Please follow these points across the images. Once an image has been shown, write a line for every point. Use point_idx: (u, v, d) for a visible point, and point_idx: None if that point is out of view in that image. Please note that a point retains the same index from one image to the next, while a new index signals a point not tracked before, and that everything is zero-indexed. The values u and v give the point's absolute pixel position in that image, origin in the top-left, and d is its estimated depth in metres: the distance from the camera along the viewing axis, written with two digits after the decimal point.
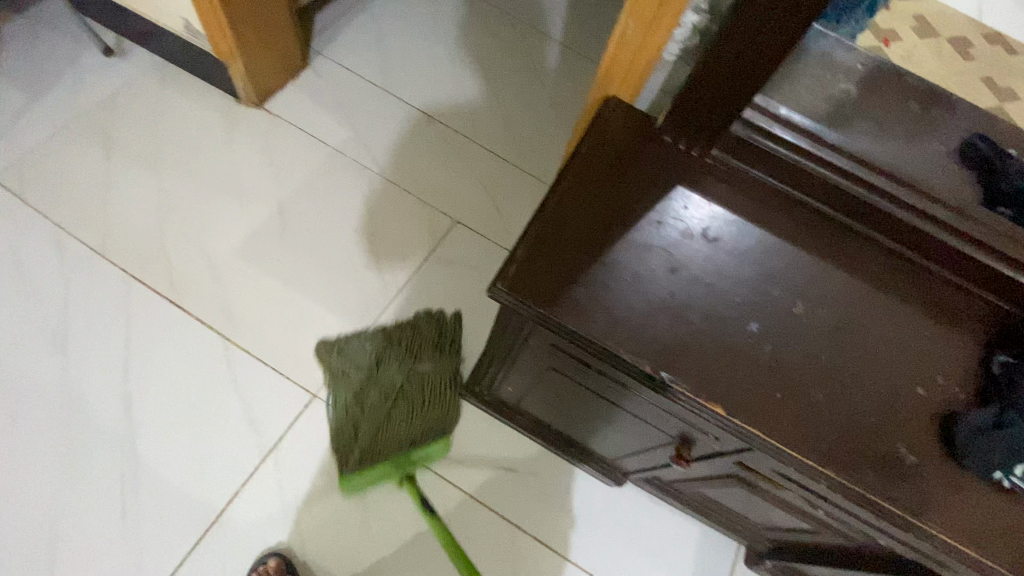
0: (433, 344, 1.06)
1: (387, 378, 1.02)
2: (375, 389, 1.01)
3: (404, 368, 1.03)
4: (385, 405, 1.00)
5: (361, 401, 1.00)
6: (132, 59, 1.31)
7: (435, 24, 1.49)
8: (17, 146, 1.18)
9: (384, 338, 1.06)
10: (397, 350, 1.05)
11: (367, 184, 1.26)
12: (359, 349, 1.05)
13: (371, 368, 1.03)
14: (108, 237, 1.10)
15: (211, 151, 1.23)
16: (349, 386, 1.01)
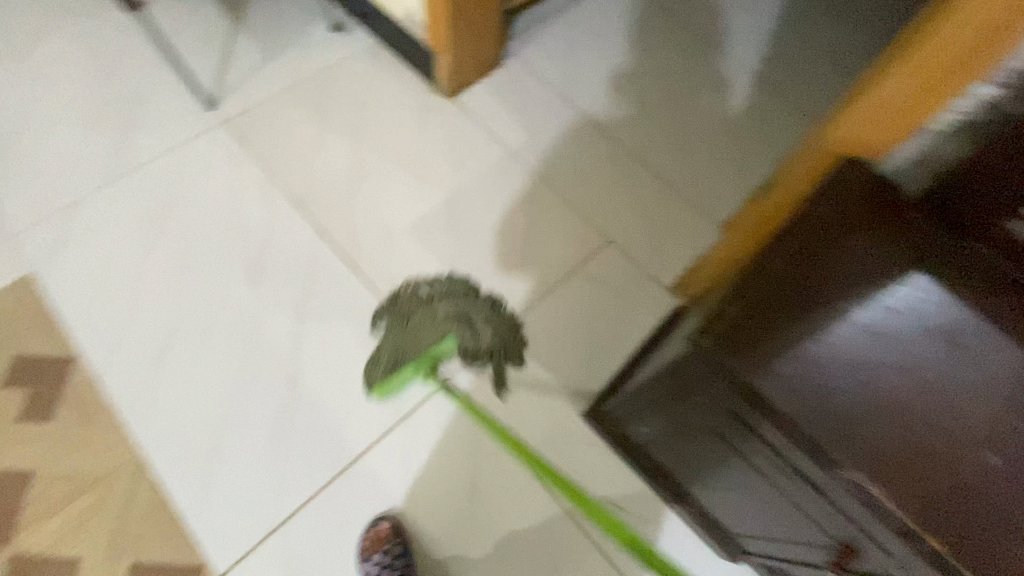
0: (480, 309, 1.14)
1: (439, 311, 1.12)
2: (427, 322, 1.11)
3: (453, 313, 1.13)
4: (430, 334, 1.10)
5: (412, 331, 1.10)
6: (354, 37, 1.45)
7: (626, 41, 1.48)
8: (249, 98, 1.34)
9: (451, 287, 1.15)
10: (465, 300, 1.14)
11: (533, 189, 1.29)
12: (426, 292, 1.14)
13: (429, 307, 1.13)
14: (308, 192, 1.23)
15: (402, 132, 1.33)
16: (407, 318, 1.11)
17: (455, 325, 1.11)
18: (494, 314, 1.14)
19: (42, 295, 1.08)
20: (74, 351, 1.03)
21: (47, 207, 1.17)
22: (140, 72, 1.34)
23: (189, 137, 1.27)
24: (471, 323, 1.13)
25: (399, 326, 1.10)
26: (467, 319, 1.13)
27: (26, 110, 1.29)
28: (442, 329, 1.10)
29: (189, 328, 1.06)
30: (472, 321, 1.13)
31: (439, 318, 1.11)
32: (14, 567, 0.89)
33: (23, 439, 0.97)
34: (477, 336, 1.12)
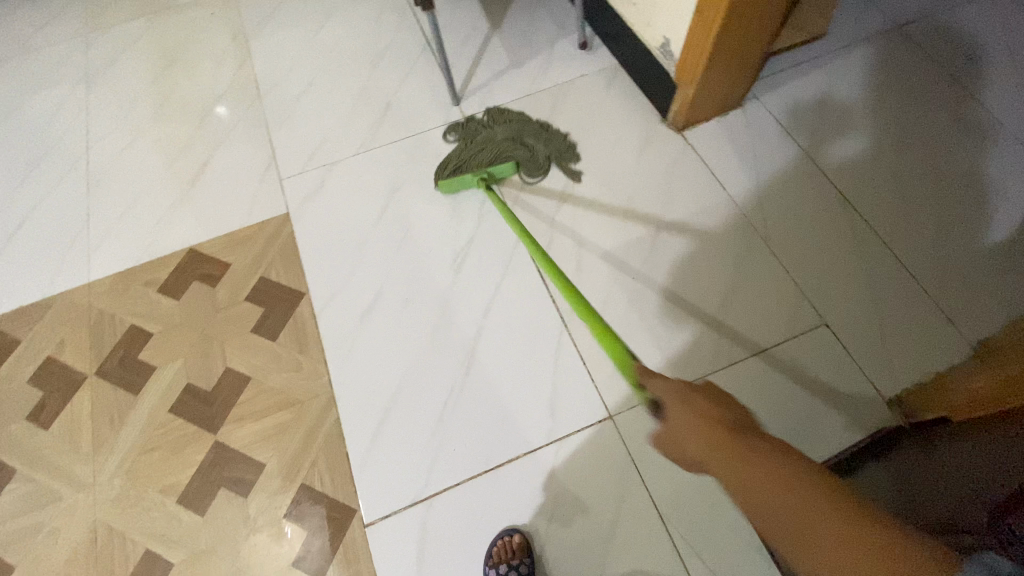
0: (536, 132, 1.36)
1: (496, 134, 1.35)
2: (485, 141, 1.35)
3: (511, 136, 1.35)
4: (491, 147, 1.32)
5: (475, 145, 1.34)
6: (596, 57, 1.48)
7: (887, 116, 1.33)
8: (489, 97, 1.44)
9: (510, 116, 1.39)
10: (512, 125, 1.37)
11: (745, 244, 1.20)
12: (488, 120, 1.39)
13: (489, 129, 1.37)
14: (521, 195, 1.29)
15: (620, 157, 1.33)
16: (470, 137, 1.36)
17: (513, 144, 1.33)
18: (556, 137, 1.35)
19: (292, 233, 1.27)
20: (305, 287, 1.20)
21: (310, 159, 1.38)
22: (406, 59, 1.52)
23: (432, 124, 1.40)
24: (524, 141, 1.34)
25: (463, 141, 1.36)
26: (523, 139, 1.35)
27: (315, 75, 1.52)
28: (499, 144, 1.33)
29: (395, 294, 1.18)
30: (524, 137, 1.35)
31: (493, 135, 1.35)
32: (217, 453, 1.05)
33: (251, 349, 1.14)
34: (529, 149, 1.33)
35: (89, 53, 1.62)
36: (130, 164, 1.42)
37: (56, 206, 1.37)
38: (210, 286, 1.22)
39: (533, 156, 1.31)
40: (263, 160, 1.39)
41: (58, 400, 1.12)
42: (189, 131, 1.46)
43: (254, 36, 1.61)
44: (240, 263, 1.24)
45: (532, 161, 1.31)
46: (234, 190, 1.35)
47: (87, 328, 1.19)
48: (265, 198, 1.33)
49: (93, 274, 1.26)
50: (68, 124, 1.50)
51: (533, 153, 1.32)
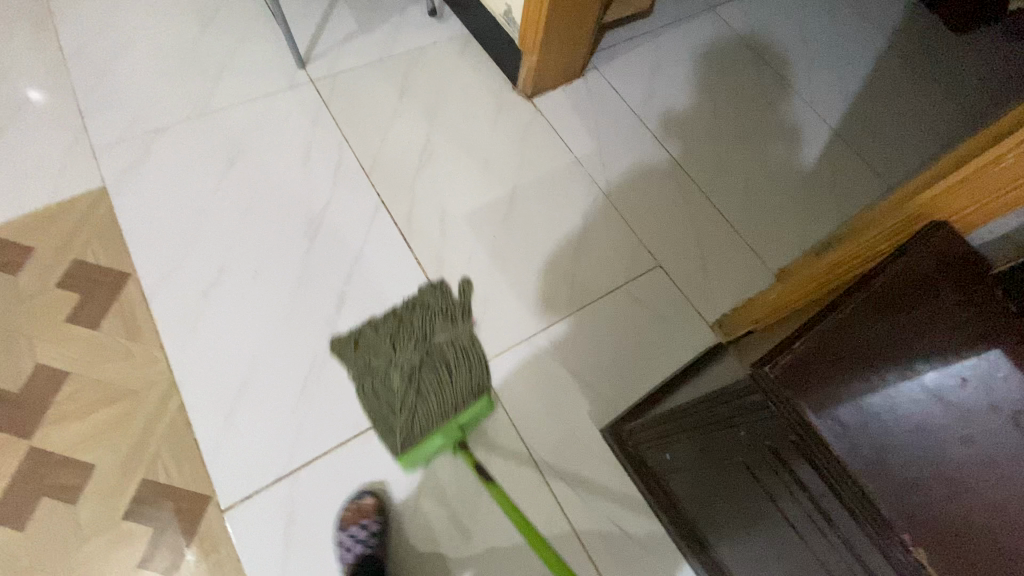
0: (438, 322, 1.11)
1: (401, 360, 1.04)
2: (404, 376, 1.02)
3: (421, 346, 1.06)
4: (413, 380, 1.02)
5: (394, 390, 1.01)
6: (446, 24, 1.49)
7: (698, 87, 1.50)
8: (338, 63, 1.39)
9: (392, 324, 1.09)
10: (408, 332, 1.08)
11: (593, 201, 1.30)
12: (377, 346, 1.06)
13: (392, 357, 1.05)
14: (376, 164, 1.26)
15: (475, 124, 1.36)
16: (378, 385, 1.02)
17: (436, 358, 1.06)
18: (453, 308, 1.13)
19: (112, 210, 1.12)
20: (132, 267, 1.07)
21: (130, 128, 1.22)
22: (241, 20, 1.40)
23: (276, 90, 1.32)
24: (433, 339, 1.08)
25: (372, 393, 1.01)
26: (433, 339, 1.08)
27: (130, 36, 1.35)
28: (424, 368, 1.04)
29: (244, 271, 1.10)
30: (433, 335, 1.09)
31: (403, 361, 1.04)
32: (31, 461, 0.91)
33: (69, 341, 1.00)
34: (453, 344, 1.08)
35: None
36: None
37: None
38: (9, 275, 1.05)
39: (461, 351, 1.08)
40: (70, 130, 1.21)
41: None
42: None
43: None
44: (47, 245, 1.08)
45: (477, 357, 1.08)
46: (34, 166, 1.16)
47: None
48: (75, 172, 1.16)
49: None
50: None
51: (465, 351, 1.08)
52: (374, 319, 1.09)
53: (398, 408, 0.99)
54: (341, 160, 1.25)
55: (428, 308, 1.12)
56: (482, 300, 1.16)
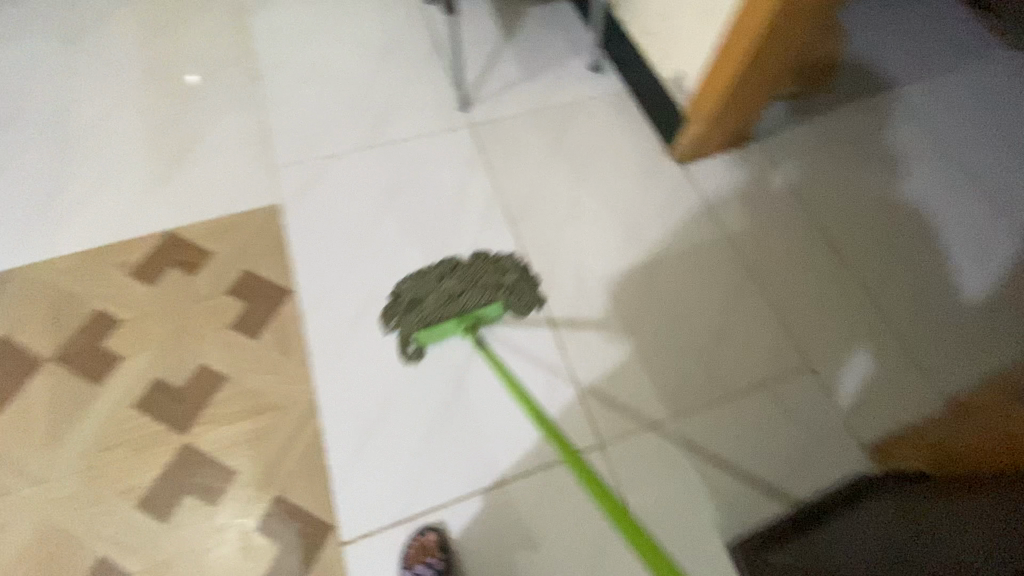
0: (490, 267, 1.14)
1: (443, 287, 1.09)
2: (441, 299, 1.08)
3: (466, 281, 1.09)
4: (449, 304, 1.06)
5: (433, 314, 1.06)
6: (606, 80, 1.48)
7: (874, 176, 1.37)
8: (497, 109, 1.42)
9: (446, 267, 1.12)
10: (458, 267, 1.12)
11: (741, 284, 1.23)
12: (426, 275, 1.11)
13: (437, 286, 1.10)
14: (522, 214, 1.27)
15: (623, 184, 1.33)
16: (419, 311, 1.07)
17: (476, 291, 1.08)
18: (514, 266, 1.16)
19: (282, 227, 1.21)
20: (292, 285, 1.14)
21: (305, 151, 1.32)
22: (415, 58, 1.48)
23: (437, 129, 1.37)
24: (479, 277, 1.11)
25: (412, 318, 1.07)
26: (481, 280, 1.11)
27: (316, 63, 1.46)
28: (462, 295, 1.08)
29: (388, 302, 1.14)
30: (482, 276, 1.12)
31: (445, 289, 1.09)
32: (182, 456, 0.98)
33: (230, 346, 1.08)
34: (495, 283, 1.12)
35: (69, 10, 1.51)
36: (106, 135, 1.32)
37: (19, 172, 1.26)
38: (188, 274, 1.15)
39: (499, 286, 1.12)
40: (256, 146, 1.32)
41: (7, 385, 1.02)
42: (174, 106, 1.37)
43: (253, 14, 1.54)
44: (223, 253, 1.17)
45: (516, 295, 1.13)
46: (221, 175, 1.27)
47: (44, 310, 1.09)
48: (255, 187, 1.26)
49: (57, 249, 1.16)
50: (39, 84, 1.38)
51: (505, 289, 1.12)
52: (428, 266, 1.14)
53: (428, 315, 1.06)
54: (489, 207, 1.27)
55: (487, 260, 1.15)
56: (611, 372, 1.12)
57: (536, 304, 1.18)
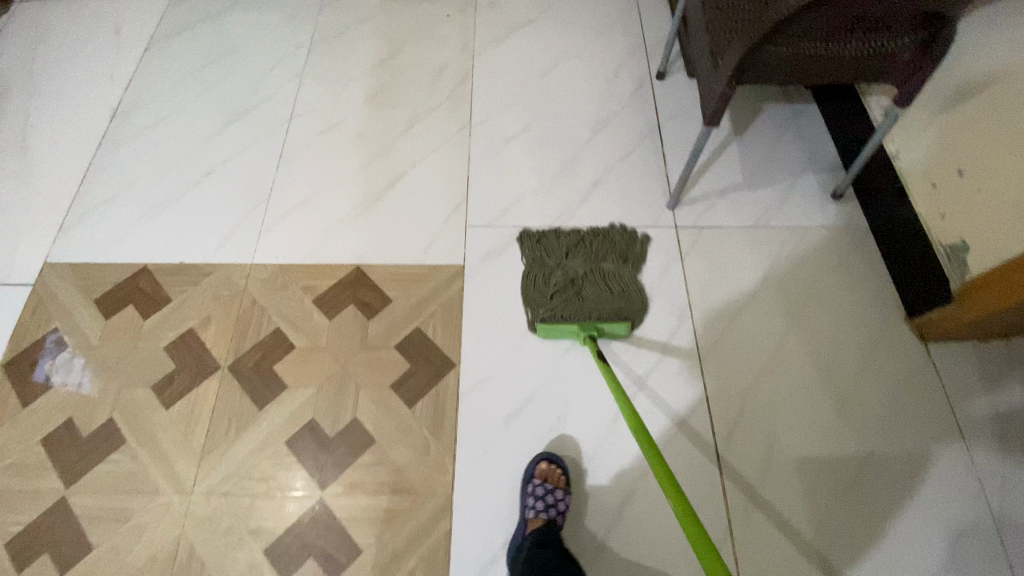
0: (616, 266, 1.21)
1: (566, 266, 1.21)
2: (563, 279, 1.19)
3: (589, 266, 1.21)
4: (568, 286, 1.18)
5: (554, 292, 1.17)
6: (845, 207, 1.25)
7: None
8: (709, 214, 1.28)
9: (576, 242, 1.24)
10: (588, 254, 1.22)
11: (972, 525, 0.98)
12: (554, 246, 1.24)
13: (562, 262, 1.22)
14: (714, 347, 1.13)
15: (844, 348, 1.13)
16: (542, 280, 1.19)
17: (596, 284, 1.18)
18: (633, 258, 1.22)
19: (462, 291, 1.18)
20: (458, 360, 1.09)
21: (501, 214, 1.28)
22: (630, 137, 1.39)
23: (639, 223, 1.27)
24: (601, 263, 1.21)
25: (535, 284, 1.18)
26: (607, 277, 1.19)
27: (530, 118, 1.42)
28: (585, 290, 1.17)
29: (553, 407, 1.05)
30: (603, 268, 1.21)
31: (569, 268, 1.20)
32: (314, 514, 0.96)
33: (384, 407, 1.05)
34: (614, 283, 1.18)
35: (320, 16, 1.59)
36: (323, 151, 1.36)
37: (244, 168, 1.34)
38: (365, 316, 1.14)
39: (620, 290, 1.18)
40: (454, 198, 1.31)
41: (186, 381, 1.07)
42: (389, 136, 1.39)
43: (481, 53, 1.52)
44: (401, 303, 1.16)
45: (633, 294, 1.17)
46: (417, 221, 1.27)
47: (233, 315, 1.14)
48: (446, 241, 1.25)
49: (257, 256, 1.21)
50: (277, 85, 1.47)
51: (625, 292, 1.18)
52: (561, 230, 1.26)
53: (551, 299, 1.16)
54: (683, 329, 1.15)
55: (612, 246, 1.23)
56: None
57: (707, 461, 1.04)
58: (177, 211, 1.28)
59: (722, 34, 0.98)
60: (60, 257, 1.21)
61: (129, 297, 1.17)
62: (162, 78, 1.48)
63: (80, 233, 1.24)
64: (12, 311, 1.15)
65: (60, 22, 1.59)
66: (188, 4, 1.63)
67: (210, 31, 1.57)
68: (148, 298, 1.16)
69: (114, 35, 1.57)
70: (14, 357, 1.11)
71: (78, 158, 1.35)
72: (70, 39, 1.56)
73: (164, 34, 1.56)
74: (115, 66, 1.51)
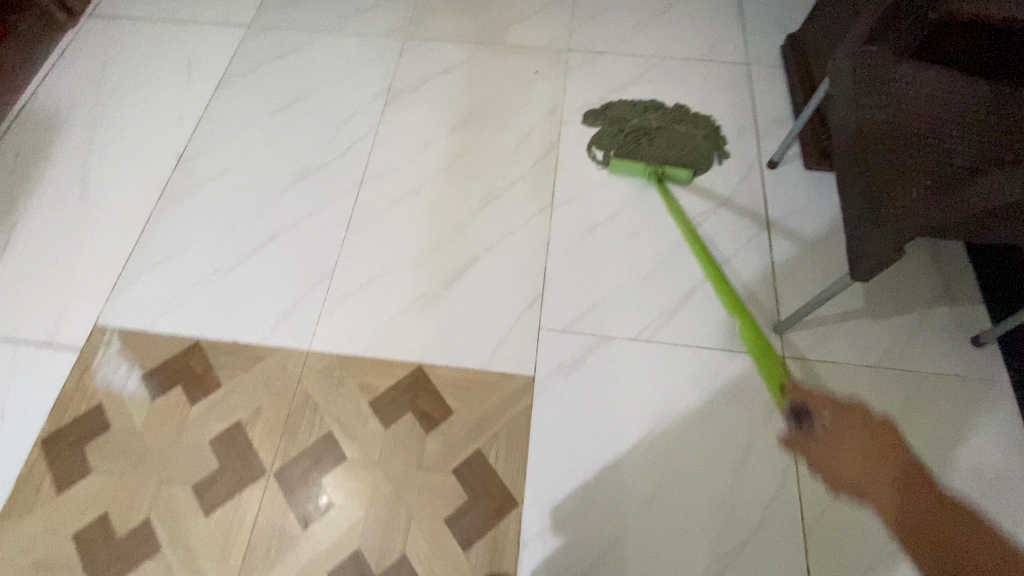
0: (686, 120, 1.38)
1: (642, 120, 1.37)
2: (638, 130, 1.36)
3: (664, 122, 1.37)
4: (641, 135, 1.35)
5: (628, 138, 1.35)
6: (987, 356, 1.11)
7: None
8: (824, 346, 1.12)
9: (654, 106, 1.41)
10: (665, 115, 1.38)
11: None
12: (634, 105, 1.40)
13: (640, 117, 1.38)
14: (821, 519, 0.97)
15: (960, 476, 1.01)
16: (620, 131, 1.36)
17: (667, 134, 1.35)
18: (703, 119, 1.39)
19: (531, 408, 1.05)
20: (523, 497, 0.98)
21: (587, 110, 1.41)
22: (731, 236, 1.24)
23: (737, 345, 1.12)
24: (675, 122, 1.37)
25: (613, 133, 1.36)
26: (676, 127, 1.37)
27: (618, 204, 1.28)
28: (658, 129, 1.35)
29: (624, 569, 0.94)
30: (677, 125, 1.37)
31: (645, 121, 1.37)
32: None
33: (438, 545, 0.95)
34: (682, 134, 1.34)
35: (400, 61, 1.49)
36: (394, 221, 1.27)
37: (309, 233, 1.26)
38: (423, 428, 1.04)
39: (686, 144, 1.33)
40: (530, 289, 1.18)
41: (228, 484, 1.00)
42: (464, 209, 1.28)
43: (570, 119, 1.40)
44: (464, 417, 1.04)
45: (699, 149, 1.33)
46: (488, 314, 1.15)
47: (283, 410, 1.06)
48: (517, 343, 1.12)
49: (315, 342, 1.12)
50: (351, 138, 1.38)
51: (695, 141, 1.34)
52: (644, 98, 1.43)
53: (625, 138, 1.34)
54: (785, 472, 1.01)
55: (689, 114, 1.39)
56: None
57: None
58: (236, 276, 1.21)
59: (890, 184, 0.82)
60: (115, 320, 1.16)
61: (179, 377, 1.10)
62: (232, 120, 1.41)
63: (137, 294, 1.19)
64: (58, 379, 1.10)
65: (134, 48, 1.54)
66: (264, 36, 1.56)
67: (284, 71, 1.49)
68: (199, 380, 1.10)
69: (187, 67, 1.50)
70: (57, 432, 1.05)
71: (141, 206, 1.29)
72: (144, 67, 1.50)
73: (239, 70, 1.50)
74: (185, 103, 1.45)
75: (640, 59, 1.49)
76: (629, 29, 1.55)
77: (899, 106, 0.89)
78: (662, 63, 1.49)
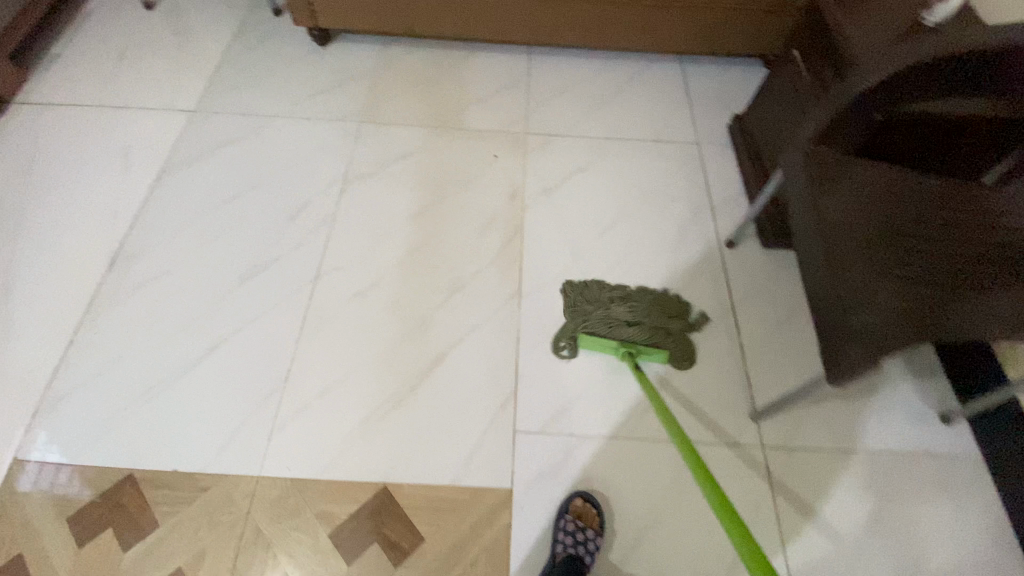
0: (659, 310, 1.20)
1: (611, 313, 1.18)
2: (606, 325, 1.16)
3: (634, 314, 1.18)
4: (610, 331, 1.15)
5: (594, 333, 1.15)
6: (955, 434, 1.12)
7: None
8: (800, 433, 1.11)
9: (622, 292, 1.23)
10: (634, 305, 1.20)
11: None
12: (597, 293, 1.22)
13: (607, 308, 1.19)
14: None
15: (945, 563, 1.01)
16: (585, 325, 1.16)
17: (642, 331, 1.16)
18: (676, 308, 1.22)
19: (509, 526, 0.99)
20: None
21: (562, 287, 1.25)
22: (699, 321, 1.23)
23: (715, 438, 1.09)
24: (647, 315, 1.19)
25: (578, 328, 1.16)
26: (649, 322, 1.18)
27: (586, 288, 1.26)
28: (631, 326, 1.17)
29: None
30: (650, 319, 1.18)
31: (613, 315, 1.18)
32: None
33: None
34: (659, 336, 1.16)
35: (354, 148, 1.45)
36: (352, 322, 1.19)
37: (259, 340, 1.16)
38: (391, 560, 0.95)
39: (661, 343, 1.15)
40: (499, 390, 1.12)
41: None
42: (427, 306, 1.22)
43: (531, 205, 1.38)
44: (435, 543, 0.96)
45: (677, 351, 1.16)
46: (456, 421, 1.08)
47: (233, 551, 0.95)
48: (490, 452, 1.05)
49: (267, 467, 1.02)
50: (304, 232, 1.31)
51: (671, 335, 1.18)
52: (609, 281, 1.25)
53: (593, 325, 1.16)
54: None
55: (659, 300, 1.22)
56: None
57: None
58: (177, 394, 1.09)
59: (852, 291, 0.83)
60: (31, 453, 1.02)
61: (109, 518, 0.97)
62: (173, 216, 1.32)
63: (60, 422, 1.05)
64: None
65: (63, 139, 1.43)
66: (208, 123, 1.48)
67: (231, 159, 1.42)
68: (133, 519, 0.97)
69: (123, 157, 1.41)
70: None
71: (66, 318, 1.17)
72: (73, 159, 1.40)
73: (181, 160, 1.41)
74: (121, 196, 1.35)
75: (595, 141, 1.52)
76: (584, 111, 1.58)
77: (852, 206, 0.91)
78: (617, 146, 1.51)
